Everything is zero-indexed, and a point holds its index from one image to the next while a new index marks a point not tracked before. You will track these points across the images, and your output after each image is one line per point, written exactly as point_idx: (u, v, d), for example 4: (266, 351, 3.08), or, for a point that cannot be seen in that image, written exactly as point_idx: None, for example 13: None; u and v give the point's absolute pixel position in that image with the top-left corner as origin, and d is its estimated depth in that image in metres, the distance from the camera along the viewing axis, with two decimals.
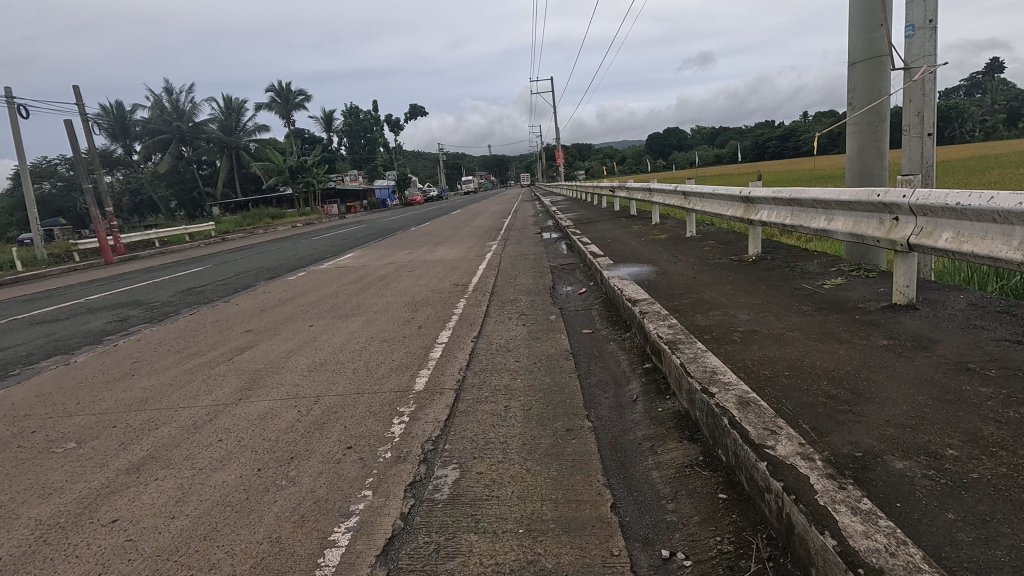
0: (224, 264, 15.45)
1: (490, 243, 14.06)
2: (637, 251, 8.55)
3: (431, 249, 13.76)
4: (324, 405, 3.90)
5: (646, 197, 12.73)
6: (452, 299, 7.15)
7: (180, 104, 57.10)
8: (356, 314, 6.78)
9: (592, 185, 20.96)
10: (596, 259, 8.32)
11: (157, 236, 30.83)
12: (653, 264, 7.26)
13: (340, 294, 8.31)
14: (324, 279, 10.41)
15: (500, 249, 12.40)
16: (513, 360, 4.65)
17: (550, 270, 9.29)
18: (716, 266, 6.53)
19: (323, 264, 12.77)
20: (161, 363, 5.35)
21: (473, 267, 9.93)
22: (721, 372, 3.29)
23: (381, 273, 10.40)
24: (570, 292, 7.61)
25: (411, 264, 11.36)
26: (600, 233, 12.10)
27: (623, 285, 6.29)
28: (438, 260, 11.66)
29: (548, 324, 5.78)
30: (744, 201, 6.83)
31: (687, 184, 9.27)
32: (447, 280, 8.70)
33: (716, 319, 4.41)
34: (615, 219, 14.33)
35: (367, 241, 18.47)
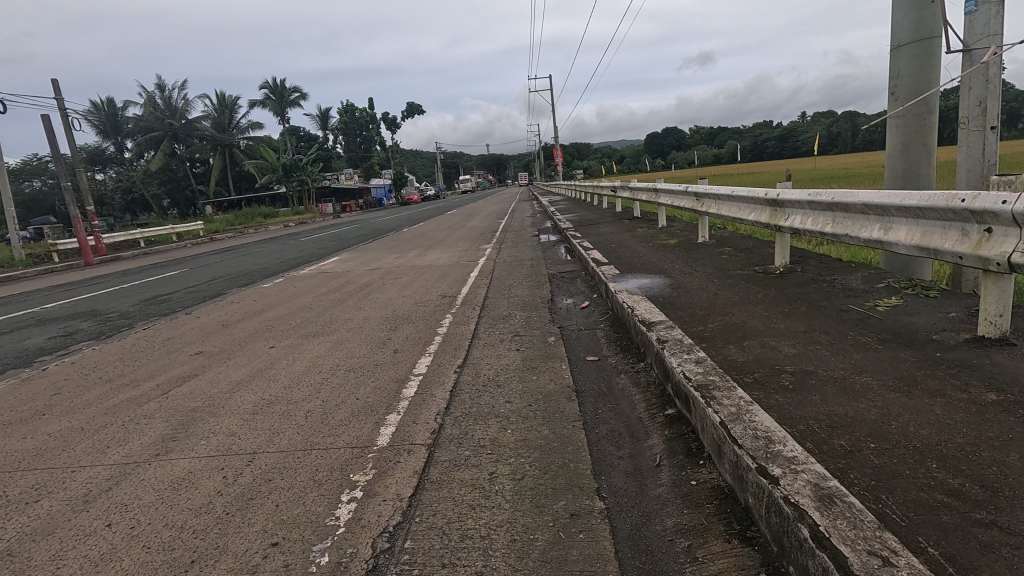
0: (202, 267, 14.55)
1: (485, 247, 13.20)
2: (645, 259, 7.69)
3: (421, 253, 12.89)
4: (259, 470, 3.04)
5: (652, 199, 11.87)
6: (437, 315, 6.30)
7: (172, 101, 56.07)
8: (326, 333, 5.93)
9: (593, 185, 20.14)
10: (599, 268, 7.47)
11: (143, 235, 29.87)
12: (665, 276, 6.40)
13: (314, 307, 7.45)
14: (302, 287, 9.53)
15: (495, 254, 11.54)
16: (504, 402, 3.80)
17: (548, 279, 8.43)
18: (739, 280, 5.68)
19: (305, 268, 11.90)
20: (83, 397, 4.48)
21: (465, 275, 9.07)
22: (779, 441, 2.43)
23: (363, 280, 9.53)
24: (570, 306, 6.75)
25: (398, 270, 10.48)
26: (602, 237, 11.25)
27: (633, 302, 5.43)
28: (427, 265, 10.79)
29: (546, 350, 4.92)
30: (770, 204, 5.97)
31: (699, 185, 8.41)
32: (434, 290, 7.85)
33: (755, 354, 3.55)
34: (617, 222, 13.48)
35: (356, 243, 17.53)
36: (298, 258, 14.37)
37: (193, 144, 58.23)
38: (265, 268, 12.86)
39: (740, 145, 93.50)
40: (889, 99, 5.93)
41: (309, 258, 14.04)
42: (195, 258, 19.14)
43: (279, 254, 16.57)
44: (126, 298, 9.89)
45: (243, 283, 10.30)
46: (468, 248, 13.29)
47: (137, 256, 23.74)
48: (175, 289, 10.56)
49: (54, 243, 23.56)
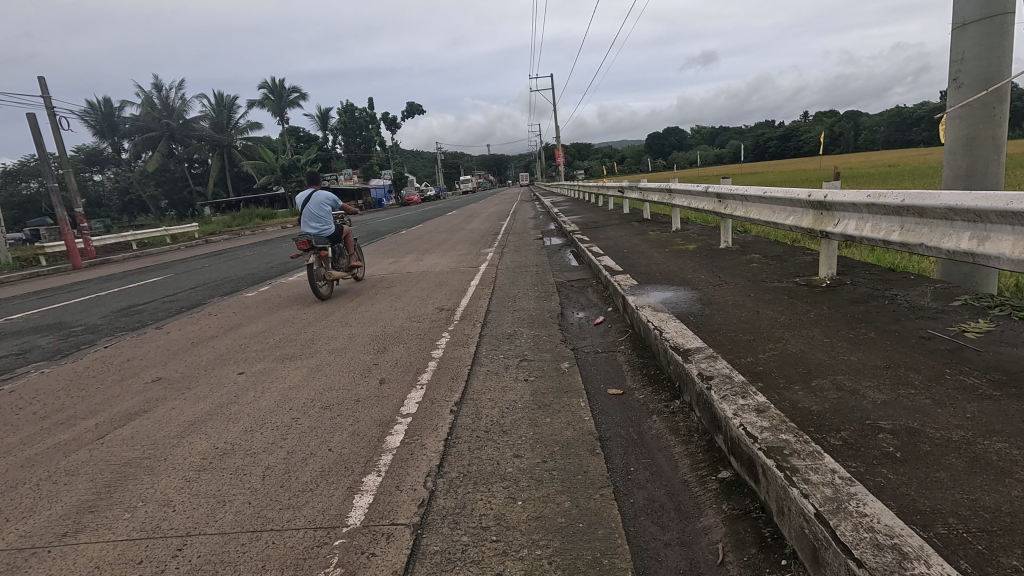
0: (188, 273, 13.78)
1: (486, 251, 12.45)
2: (665, 267, 6.93)
3: (419, 258, 12.14)
4: (188, 565, 2.28)
5: (665, 200, 11.09)
6: (434, 333, 5.55)
7: (170, 101, 55.37)
8: (306, 355, 5.18)
9: (597, 186, 19.41)
10: (614, 278, 6.71)
11: (136, 238, 29.13)
12: (692, 289, 5.63)
13: (298, 321, 6.71)
14: (288, 296, 8.78)
15: (497, 259, 10.79)
16: (511, 458, 3.03)
17: (556, 289, 7.67)
18: (781, 295, 4.91)
19: (294, 274, 11.14)
20: (5, 441, 3.72)
21: (464, 284, 8.32)
22: (914, 556, 1.68)
23: (354, 289, 8.78)
24: (584, 322, 5.99)
25: (392, 277, 9.73)
26: (612, 241, 10.51)
27: (659, 321, 4.66)
28: (424, 272, 10.04)
29: (559, 381, 4.16)
30: (814, 207, 5.20)
31: (722, 186, 7.64)
32: (431, 302, 7.10)
33: (832, 401, 2.79)
34: (626, 224, 12.73)
35: (351, 247, 16.75)
36: (289, 263, 13.61)
37: (190, 144, 57.52)
38: (254, 273, 12.12)
39: (742, 145, 92.67)
40: (951, 86, 5.17)
41: (300, 263, 13.29)
42: (184, 262, 18.35)
43: (271, 258, 15.80)
44: (99, 308, 9.13)
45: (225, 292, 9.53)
46: (468, 252, 12.53)
47: (128, 259, 22.99)
48: (153, 298, 9.79)
49: (41, 245, 22.80)
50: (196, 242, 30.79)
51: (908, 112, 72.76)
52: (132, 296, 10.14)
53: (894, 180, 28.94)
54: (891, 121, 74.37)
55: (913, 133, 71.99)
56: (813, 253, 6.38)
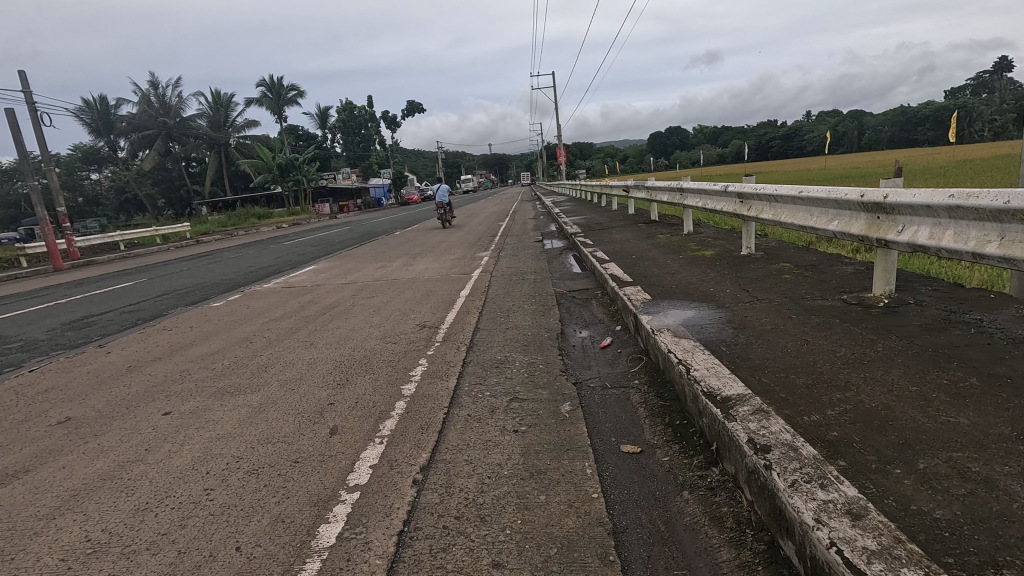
0: (163, 277, 12.92)
1: (481, 254, 11.57)
2: (680, 278, 6.01)
3: (408, 263, 11.24)
4: None
5: (676, 200, 10.17)
6: (409, 359, 4.65)
7: (166, 99, 54.57)
8: (253, 388, 4.30)
9: (600, 185, 18.55)
10: (623, 291, 5.81)
11: (124, 238, 28.30)
12: (717, 307, 4.71)
13: (257, 340, 5.81)
14: (258, 306, 7.89)
15: (492, 265, 9.89)
16: (486, 571, 2.12)
17: (557, 301, 6.77)
18: (830, 318, 4.00)
19: (272, 280, 10.27)
20: None
21: (453, 294, 7.44)
22: None
23: (330, 299, 7.90)
24: (588, 345, 5.07)
25: (376, 285, 8.85)
26: (618, 244, 9.61)
27: (683, 352, 3.73)
28: (412, 278, 9.16)
29: (557, 433, 3.25)
30: (869, 209, 4.27)
31: (745, 184, 6.72)
32: (412, 318, 6.20)
33: (961, 502, 1.87)
34: (632, 226, 11.85)
35: (339, 249, 15.87)
36: (270, 267, 12.74)
37: (187, 142, 56.72)
38: (230, 279, 11.26)
39: (746, 144, 91.67)
40: None
41: (282, 267, 12.44)
42: (167, 265, 17.54)
43: (254, 261, 14.94)
44: (50, 318, 8.27)
45: (191, 301, 8.66)
46: (462, 256, 11.63)
47: (115, 261, 22.16)
48: (112, 308, 8.92)
49: (23, 246, 21.97)
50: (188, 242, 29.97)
51: (914, 112, 71.88)
52: (91, 305, 9.29)
53: (904, 182, 28.03)
54: (896, 121, 73.45)
55: (919, 133, 71.09)
56: (855, 263, 5.46)
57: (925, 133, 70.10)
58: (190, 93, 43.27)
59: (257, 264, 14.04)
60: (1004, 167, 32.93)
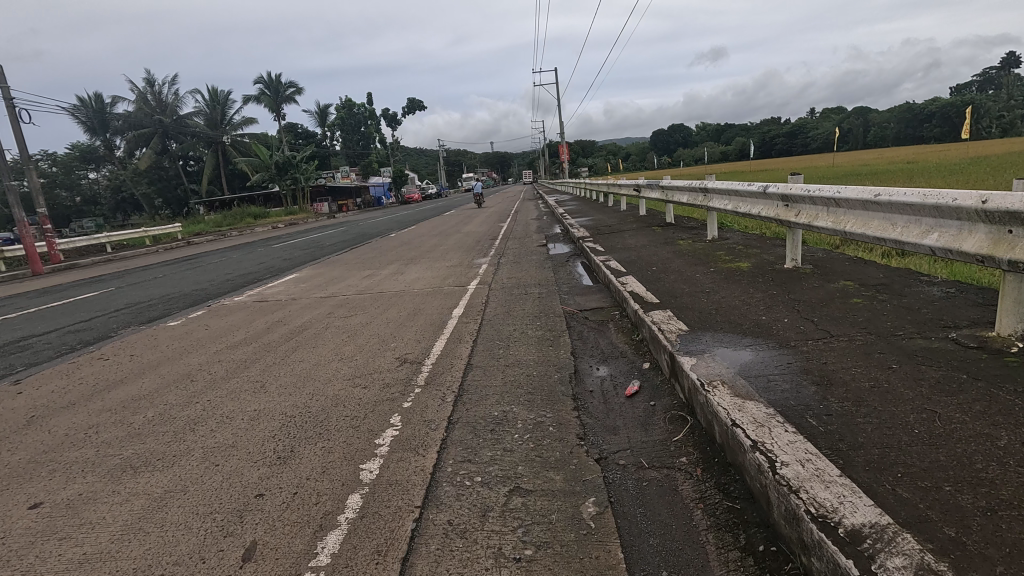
0: (134, 286, 11.86)
1: (480, 261, 10.50)
2: (719, 300, 4.93)
3: (399, 271, 10.17)
4: None
5: (697, 201, 9.08)
6: (378, 415, 3.58)
7: (162, 96, 53.58)
8: (166, 459, 3.22)
9: (608, 183, 17.48)
10: (650, 318, 4.72)
11: (111, 239, 27.26)
12: (779, 347, 3.62)
13: (202, 377, 4.75)
14: (220, 326, 6.83)
15: (491, 275, 8.82)
16: None
17: (566, 325, 5.68)
18: (951, 372, 2.90)
19: (246, 292, 9.21)
20: None
21: (446, 313, 6.36)
22: None
23: (302, 318, 6.85)
24: (609, 393, 3.99)
25: (358, 299, 7.78)
26: (633, 252, 8.53)
27: (753, 425, 2.64)
28: (400, 292, 8.09)
29: (579, 565, 2.16)
30: (995, 219, 3.16)
31: (792, 185, 5.62)
32: (392, 348, 5.13)
33: None
34: (646, 229, 10.76)
35: (327, 253, 14.79)
36: (248, 275, 11.66)
37: (183, 141, 55.75)
38: (201, 290, 10.19)
39: (750, 141, 90.38)
40: None
41: (261, 275, 11.36)
42: (146, 270, 16.50)
43: (235, 267, 13.86)
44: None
45: (148, 318, 7.59)
46: (458, 263, 10.55)
47: (98, 266, 21.13)
48: (58, 326, 7.84)
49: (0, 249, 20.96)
50: (179, 243, 28.95)
51: (923, 108, 70.66)
52: (38, 322, 8.21)
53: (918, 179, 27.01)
54: (903, 117, 72.24)
55: (926, 128, 69.89)
56: (943, 285, 4.36)
57: (932, 128, 68.92)
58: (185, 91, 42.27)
59: (236, 271, 12.95)
60: (1020, 163, 31.85)
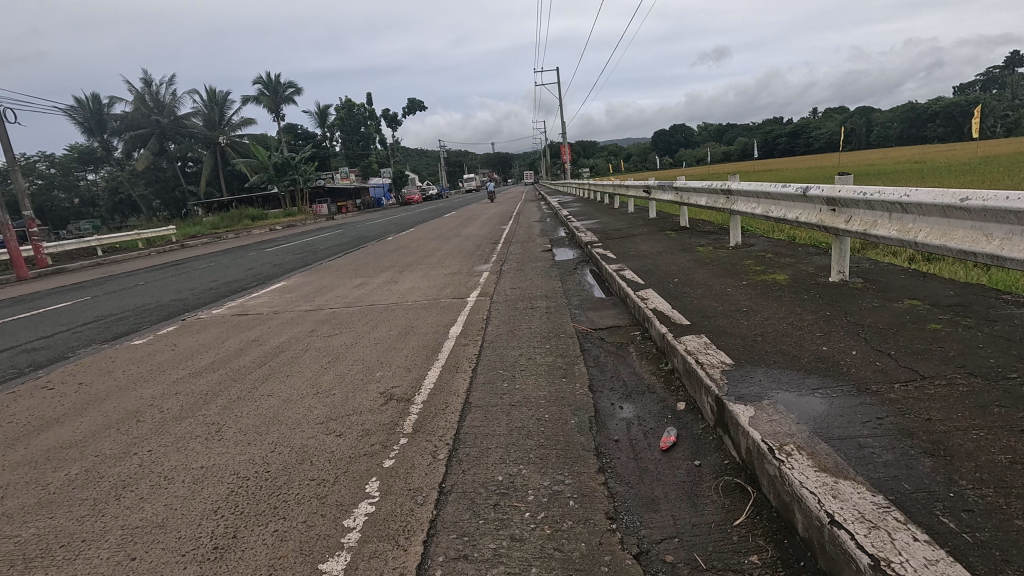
0: (112, 294, 11.12)
1: (481, 269, 9.78)
2: (763, 323, 4.19)
3: (393, 280, 9.44)
4: None
5: (717, 205, 8.36)
6: (351, 482, 2.83)
7: (160, 96, 53.01)
8: (70, 549, 2.47)
9: (614, 184, 16.79)
10: (682, 346, 3.99)
11: (102, 242, 26.56)
12: (858, 392, 2.87)
13: (151, 417, 4.01)
14: (188, 345, 6.09)
15: (492, 285, 8.10)
16: None
17: (580, 350, 4.94)
18: None
19: (226, 303, 8.47)
20: None
21: (441, 333, 5.63)
22: None
23: (282, 336, 6.12)
24: (639, 444, 3.24)
25: (346, 313, 7.05)
26: (648, 260, 7.80)
27: (863, 526, 1.88)
28: (393, 304, 7.36)
29: None
30: None
31: (841, 186, 4.90)
32: (377, 379, 4.39)
33: None
34: (659, 234, 10.04)
35: (320, 259, 14.06)
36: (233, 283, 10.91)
37: (181, 142, 55.13)
38: (180, 300, 9.45)
39: (752, 141, 89.68)
40: None
41: (247, 283, 10.64)
42: (131, 275, 15.76)
43: (222, 273, 13.12)
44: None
45: (113, 334, 6.86)
46: (457, 271, 9.82)
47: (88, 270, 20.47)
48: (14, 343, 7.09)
49: None
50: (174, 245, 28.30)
51: (928, 107, 69.93)
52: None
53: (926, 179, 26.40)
54: (906, 116, 71.62)
55: (930, 127, 69.25)
56: None
57: (936, 128, 68.27)
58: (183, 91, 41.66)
59: (222, 277, 12.20)
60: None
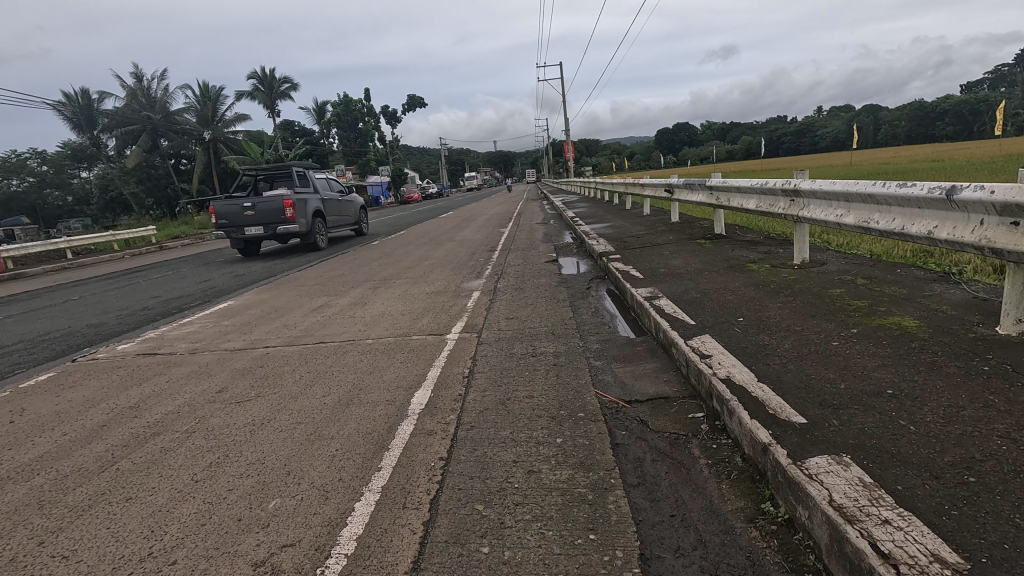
0: (30, 312, 9.27)
1: (470, 287, 7.94)
2: (950, 435, 2.32)
3: (361, 302, 7.59)
4: None
5: (771, 209, 6.51)
6: None
7: (151, 91, 51.37)
8: None
9: (626, 182, 14.96)
10: (814, 487, 2.12)
11: (73, 243, 24.85)
12: None
13: None
14: (41, 411, 4.25)
15: (483, 313, 6.26)
16: None
17: (607, 447, 3.08)
18: None
19: (143, 335, 6.63)
20: None
21: (398, 403, 3.80)
22: None
23: (177, 398, 4.30)
24: None
25: (282, 357, 5.20)
26: (687, 281, 5.96)
27: None
28: (349, 342, 5.51)
29: None
30: None
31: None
32: (263, 520, 2.54)
33: None
34: (691, 244, 8.19)
35: (289, 268, 12.20)
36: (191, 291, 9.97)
37: (172, 138, 53.43)
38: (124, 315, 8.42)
39: (759, 140, 87.75)
40: None
41: (189, 302, 8.81)
42: (79, 283, 13.92)
43: (172, 285, 11.28)
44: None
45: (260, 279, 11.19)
46: (441, 289, 7.98)
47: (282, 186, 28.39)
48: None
49: None
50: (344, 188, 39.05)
51: (939, 105, 68.08)
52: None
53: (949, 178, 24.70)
54: (915, 115, 69.62)
55: (940, 126, 67.31)
56: None
57: (945, 127, 66.43)
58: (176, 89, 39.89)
59: (177, 287, 10.77)
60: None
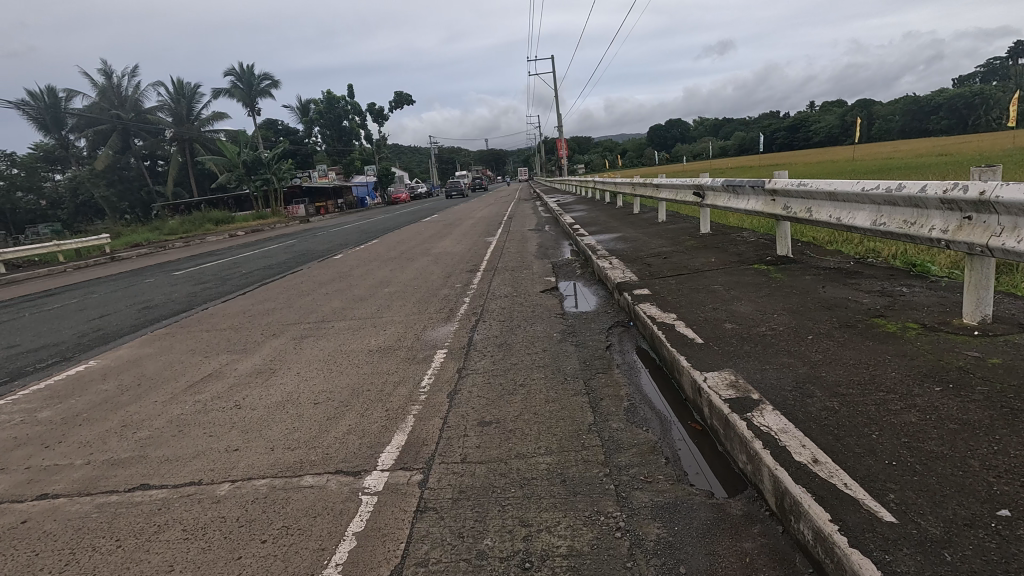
0: None
1: (434, 342, 5.43)
2: None
3: (269, 371, 5.06)
4: None
5: (904, 228, 4.05)
6: None
7: (121, 88, 48.32)
8: None
9: (637, 181, 12.47)
10: None
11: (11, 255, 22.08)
12: None
13: None
14: None
15: (444, 410, 3.76)
16: None
17: None
18: None
19: None
20: None
21: None
22: None
23: None
24: None
25: (34, 539, 2.67)
26: (786, 357, 3.48)
27: None
28: (187, 491, 3.00)
29: None
30: None
31: None
32: None
33: None
34: (749, 273, 5.75)
35: (220, 295, 9.65)
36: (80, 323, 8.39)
37: (144, 138, 50.49)
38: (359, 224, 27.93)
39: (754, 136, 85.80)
40: None
41: (47, 359, 6.26)
42: None
43: (61, 321, 8.69)
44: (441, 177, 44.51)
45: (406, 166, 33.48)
46: (391, 345, 5.47)
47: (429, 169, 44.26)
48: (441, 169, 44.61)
49: None
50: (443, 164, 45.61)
51: (937, 98, 66.48)
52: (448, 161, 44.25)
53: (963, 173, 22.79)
54: (912, 109, 68.03)
55: (939, 120, 65.52)
56: None
57: (943, 122, 64.90)
58: (150, 86, 41.56)
59: (63, 326, 8.22)
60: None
